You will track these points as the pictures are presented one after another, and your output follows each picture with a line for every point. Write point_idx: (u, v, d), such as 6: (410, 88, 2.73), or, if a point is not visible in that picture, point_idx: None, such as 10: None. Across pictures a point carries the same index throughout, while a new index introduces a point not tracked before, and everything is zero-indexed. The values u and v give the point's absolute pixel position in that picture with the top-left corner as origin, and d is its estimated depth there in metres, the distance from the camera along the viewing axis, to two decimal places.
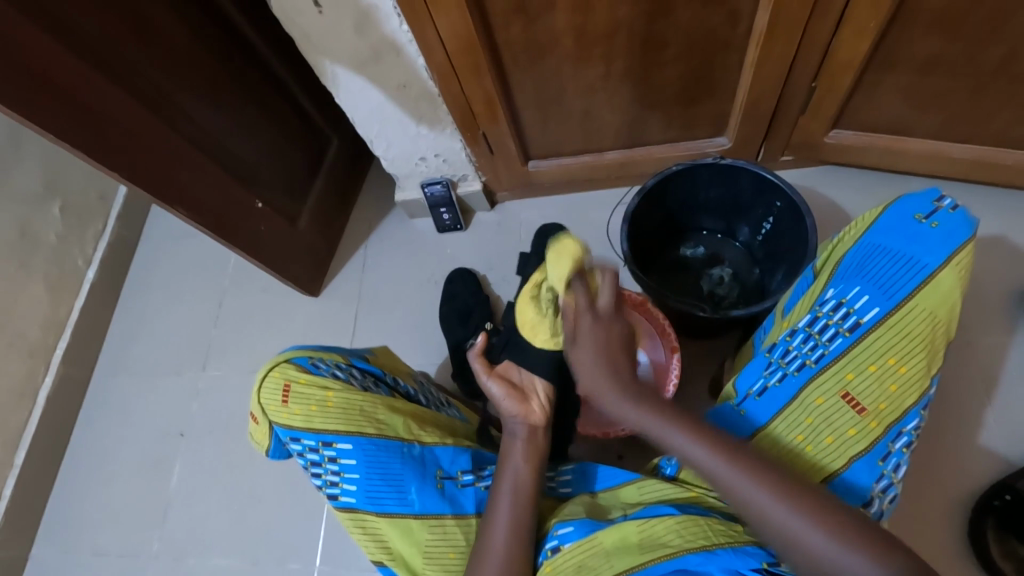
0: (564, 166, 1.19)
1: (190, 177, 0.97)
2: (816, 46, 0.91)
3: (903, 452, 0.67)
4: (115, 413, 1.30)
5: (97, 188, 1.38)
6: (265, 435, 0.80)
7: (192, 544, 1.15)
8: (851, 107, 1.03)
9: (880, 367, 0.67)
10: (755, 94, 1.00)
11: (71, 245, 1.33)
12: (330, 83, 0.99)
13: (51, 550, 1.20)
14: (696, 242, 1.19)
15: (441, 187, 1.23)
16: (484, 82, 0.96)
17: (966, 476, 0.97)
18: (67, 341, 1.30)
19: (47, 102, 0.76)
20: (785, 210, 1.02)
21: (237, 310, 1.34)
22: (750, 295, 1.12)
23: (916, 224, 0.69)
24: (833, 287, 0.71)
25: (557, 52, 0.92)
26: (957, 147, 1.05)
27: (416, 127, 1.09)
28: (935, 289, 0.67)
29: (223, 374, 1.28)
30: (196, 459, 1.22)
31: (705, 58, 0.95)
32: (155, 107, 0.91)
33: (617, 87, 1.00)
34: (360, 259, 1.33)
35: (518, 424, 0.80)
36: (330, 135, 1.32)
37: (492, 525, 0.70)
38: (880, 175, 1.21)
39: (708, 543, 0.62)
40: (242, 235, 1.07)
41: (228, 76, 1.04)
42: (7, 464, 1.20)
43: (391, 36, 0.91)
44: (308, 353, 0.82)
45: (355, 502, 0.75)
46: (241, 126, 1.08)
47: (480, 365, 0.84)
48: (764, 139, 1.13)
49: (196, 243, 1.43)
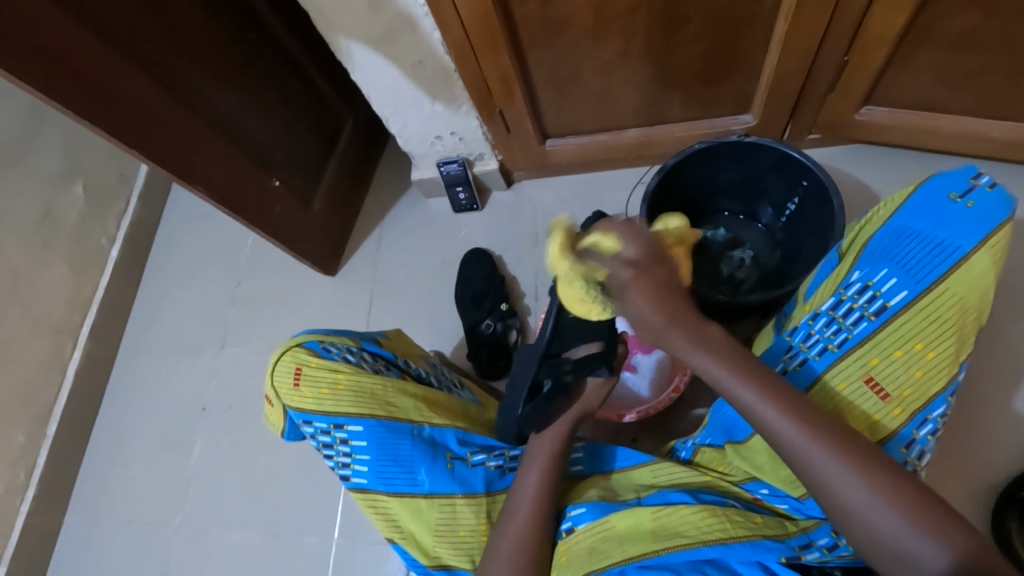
0: (582, 145, 1.16)
1: (207, 157, 0.97)
2: (849, 20, 0.87)
3: (928, 439, 0.65)
4: (140, 389, 1.33)
5: (118, 168, 1.40)
6: (280, 418, 0.81)
7: (215, 515, 1.19)
8: (885, 83, 0.98)
9: (906, 352, 0.65)
10: (784, 69, 0.96)
11: (93, 224, 1.35)
12: (344, 60, 0.98)
13: (82, 518, 1.25)
14: (717, 224, 1.16)
15: (457, 166, 1.22)
16: (500, 59, 0.94)
17: (993, 467, 0.94)
18: (92, 318, 1.34)
19: (65, 81, 0.76)
20: (811, 191, 0.98)
21: (256, 288, 1.35)
22: (773, 278, 1.10)
23: (951, 204, 0.66)
24: (859, 269, 0.69)
25: (576, 27, 0.90)
26: (999, 125, 1.00)
27: (432, 106, 1.08)
28: (967, 273, 0.64)
29: (242, 351, 1.30)
30: (217, 434, 1.25)
31: (731, 32, 0.91)
32: (171, 86, 0.90)
33: (638, 64, 0.97)
34: (376, 239, 1.33)
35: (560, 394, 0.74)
36: (346, 113, 1.31)
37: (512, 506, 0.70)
38: (913, 155, 1.16)
39: (724, 536, 0.61)
40: (259, 215, 1.08)
41: (243, 55, 1.03)
42: (38, 436, 1.24)
43: (405, 11, 0.89)
44: (319, 336, 0.82)
45: (367, 482, 0.76)
46: (257, 105, 1.08)
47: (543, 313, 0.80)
48: (792, 116, 1.09)
49: (214, 222, 1.45)
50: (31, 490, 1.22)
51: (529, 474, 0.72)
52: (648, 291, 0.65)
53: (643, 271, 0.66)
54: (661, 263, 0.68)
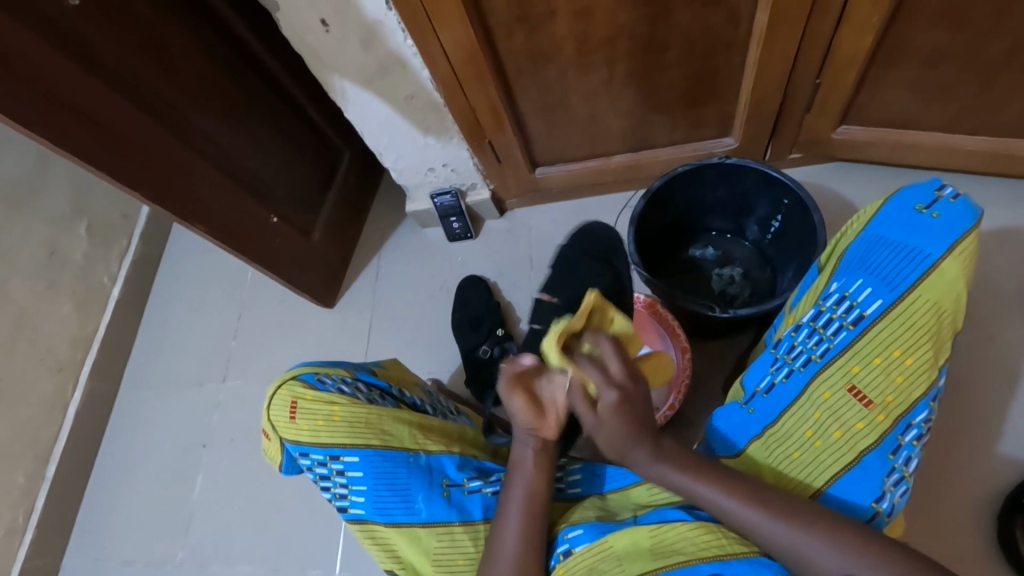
0: (571, 171, 1.20)
1: (207, 194, 1.00)
2: (819, 43, 0.91)
3: (914, 444, 0.66)
4: (140, 427, 1.34)
5: (121, 209, 1.43)
6: (277, 451, 0.82)
7: (216, 553, 1.18)
8: (859, 102, 1.02)
9: (886, 359, 0.66)
10: (760, 93, 1.00)
11: (97, 264, 1.38)
12: (338, 98, 1.02)
13: (81, 561, 1.24)
14: (706, 243, 1.18)
15: (450, 196, 1.25)
16: (488, 92, 0.98)
17: (994, 474, 0.94)
18: (94, 357, 1.35)
19: (71, 127, 0.80)
20: (792, 208, 1.01)
21: (255, 322, 1.37)
22: (762, 294, 1.12)
23: (917, 215, 0.69)
24: (836, 280, 0.71)
25: (558, 60, 0.94)
26: (971, 138, 1.04)
27: (424, 138, 1.11)
28: (938, 279, 0.66)
29: (243, 385, 1.31)
30: (217, 470, 1.25)
31: (707, 59, 0.96)
32: (173, 127, 0.94)
33: (620, 92, 1.01)
34: (374, 270, 1.36)
35: (530, 436, 0.75)
36: (342, 149, 1.35)
37: (499, 532, 0.70)
38: (893, 170, 1.19)
39: (722, 552, 0.61)
40: (258, 248, 1.10)
41: (242, 97, 1.08)
42: (38, 477, 1.24)
43: (396, 51, 0.93)
44: (313, 368, 0.84)
45: (365, 513, 0.77)
46: (255, 144, 1.12)
47: (504, 382, 0.73)
48: (772, 137, 1.13)
49: (215, 258, 1.47)
50: (30, 533, 1.21)
51: (513, 489, 0.73)
52: (625, 419, 0.70)
53: (625, 395, 0.70)
54: (641, 382, 0.72)
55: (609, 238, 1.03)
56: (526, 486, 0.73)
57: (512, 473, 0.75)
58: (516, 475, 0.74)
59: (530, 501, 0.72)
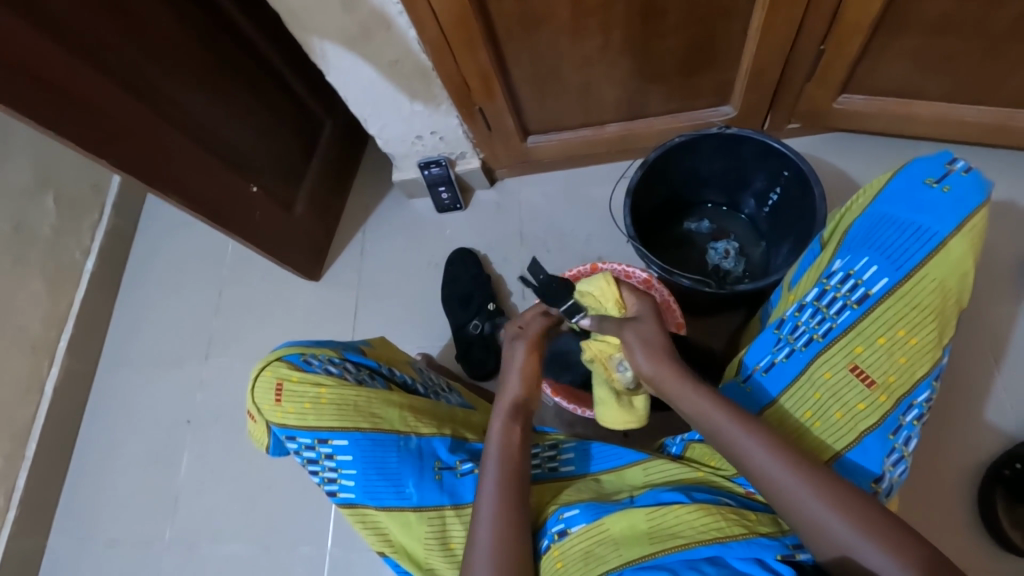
0: (564, 141, 1.16)
1: (182, 166, 0.94)
2: (826, 7, 0.86)
3: (914, 425, 0.66)
4: (122, 405, 1.30)
5: (90, 179, 1.36)
6: (263, 434, 0.80)
7: (206, 528, 1.17)
8: (862, 70, 0.98)
9: (889, 339, 0.65)
10: (762, 60, 0.96)
11: (67, 237, 1.32)
12: (319, 61, 0.96)
13: (67, 539, 1.22)
14: (702, 216, 1.16)
15: (438, 167, 1.20)
16: (479, 57, 0.93)
17: (978, 444, 0.96)
18: (70, 334, 1.30)
19: (27, 94, 0.73)
20: (792, 180, 0.99)
21: (238, 296, 1.33)
22: (757, 268, 1.10)
23: (928, 190, 0.67)
24: (840, 258, 0.70)
25: (555, 22, 0.88)
26: (973, 110, 1.01)
27: (411, 105, 1.06)
28: (946, 258, 0.65)
29: (226, 361, 1.28)
30: (204, 446, 1.23)
31: (710, 24, 0.91)
32: (140, 92, 0.87)
33: (617, 58, 0.96)
34: (359, 242, 1.31)
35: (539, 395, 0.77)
36: (324, 116, 1.29)
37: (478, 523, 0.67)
38: (890, 141, 1.17)
39: (721, 535, 0.61)
40: (236, 221, 1.05)
41: (215, 60, 1.01)
42: (18, 456, 1.21)
43: (380, 10, 0.87)
44: (299, 349, 0.81)
45: (355, 497, 0.75)
46: (231, 111, 1.05)
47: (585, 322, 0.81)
48: (771, 107, 1.09)
49: (192, 231, 1.41)
50: (13, 512, 1.18)
51: (486, 473, 0.70)
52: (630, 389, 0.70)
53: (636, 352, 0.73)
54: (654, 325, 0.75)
55: (472, 274, 1.19)
56: (499, 465, 0.70)
57: (484, 454, 0.72)
58: (489, 455, 0.71)
59: (503, 480, 0.69)
